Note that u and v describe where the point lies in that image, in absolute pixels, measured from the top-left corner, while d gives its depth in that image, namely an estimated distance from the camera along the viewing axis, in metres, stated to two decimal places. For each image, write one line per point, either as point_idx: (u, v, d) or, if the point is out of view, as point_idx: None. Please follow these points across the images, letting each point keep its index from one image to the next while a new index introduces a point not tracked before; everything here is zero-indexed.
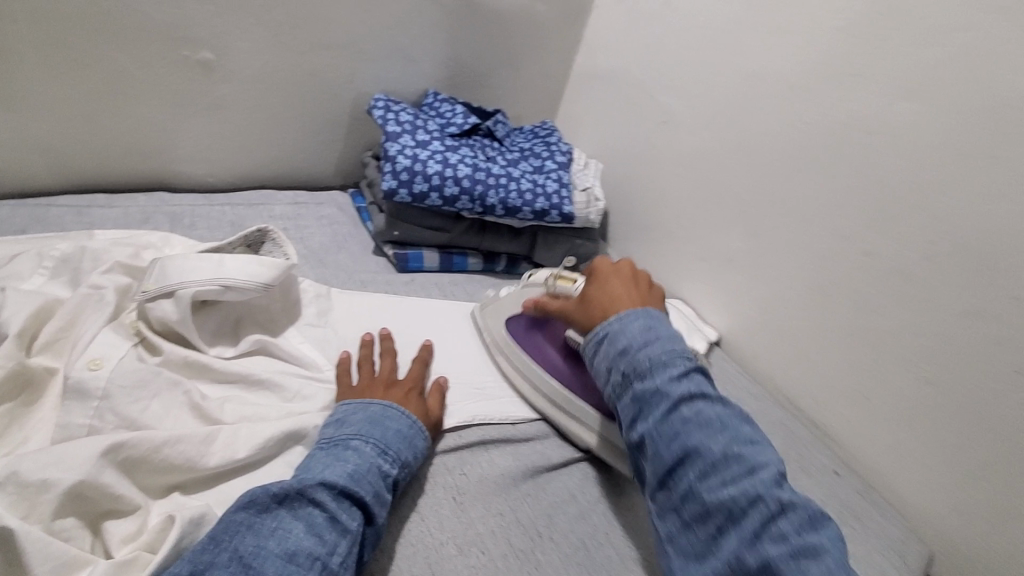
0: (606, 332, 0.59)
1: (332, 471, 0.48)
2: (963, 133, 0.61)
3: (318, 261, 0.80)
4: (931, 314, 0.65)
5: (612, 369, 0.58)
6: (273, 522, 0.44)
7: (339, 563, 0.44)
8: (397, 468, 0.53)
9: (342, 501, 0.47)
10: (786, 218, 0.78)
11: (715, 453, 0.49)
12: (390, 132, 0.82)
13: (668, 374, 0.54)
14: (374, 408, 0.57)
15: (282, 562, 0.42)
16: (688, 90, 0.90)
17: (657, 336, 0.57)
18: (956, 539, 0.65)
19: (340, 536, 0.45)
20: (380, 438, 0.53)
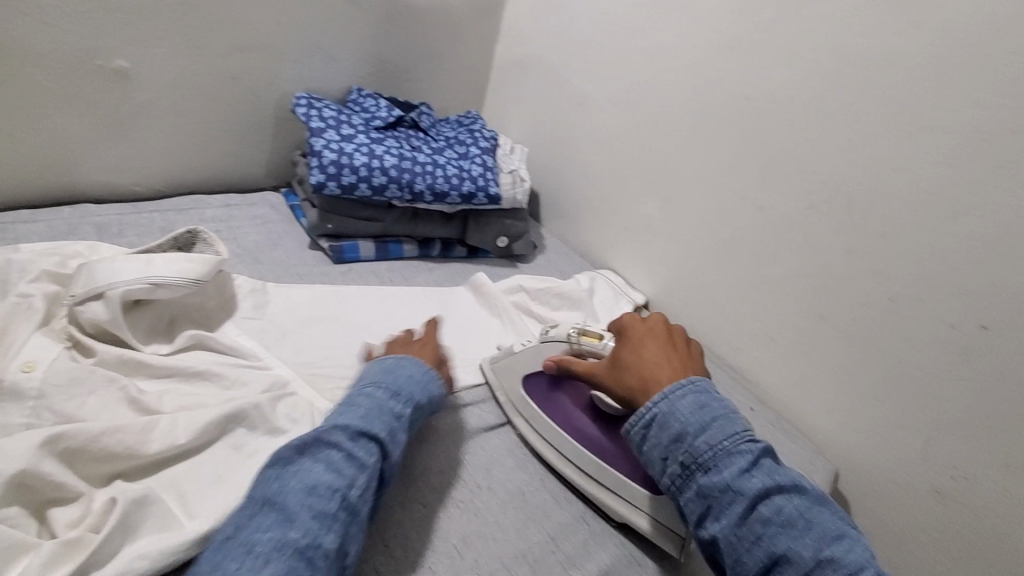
0: (656, 417, 0.56)
1: (348, 418, 0.53)
2: (825, 91, 0.71)
3: (252, 259, 0.82)
4: (814, 257, 0.75)
5: (669, 459, 0.55)
6: (296, 465, 0.49)
7: (357, 495, 0.49)
8: (408, 410, 0.58)
9: (358, 439, 0.52)
10: (693, 184, 0.87)
11: (806, 559, 0.48)
12: (314, 128, 0.84)
13: (736, 468, 0.52)
14: (388, 360, 0.64)
15: (303, 494, 0.47)
16: (599, 73, 0.96)
17: (714, 419, 0.55)
18: (851, 450, 0.76)
19: (357, 470, 0.50)
20: (391, 384, 0.59)
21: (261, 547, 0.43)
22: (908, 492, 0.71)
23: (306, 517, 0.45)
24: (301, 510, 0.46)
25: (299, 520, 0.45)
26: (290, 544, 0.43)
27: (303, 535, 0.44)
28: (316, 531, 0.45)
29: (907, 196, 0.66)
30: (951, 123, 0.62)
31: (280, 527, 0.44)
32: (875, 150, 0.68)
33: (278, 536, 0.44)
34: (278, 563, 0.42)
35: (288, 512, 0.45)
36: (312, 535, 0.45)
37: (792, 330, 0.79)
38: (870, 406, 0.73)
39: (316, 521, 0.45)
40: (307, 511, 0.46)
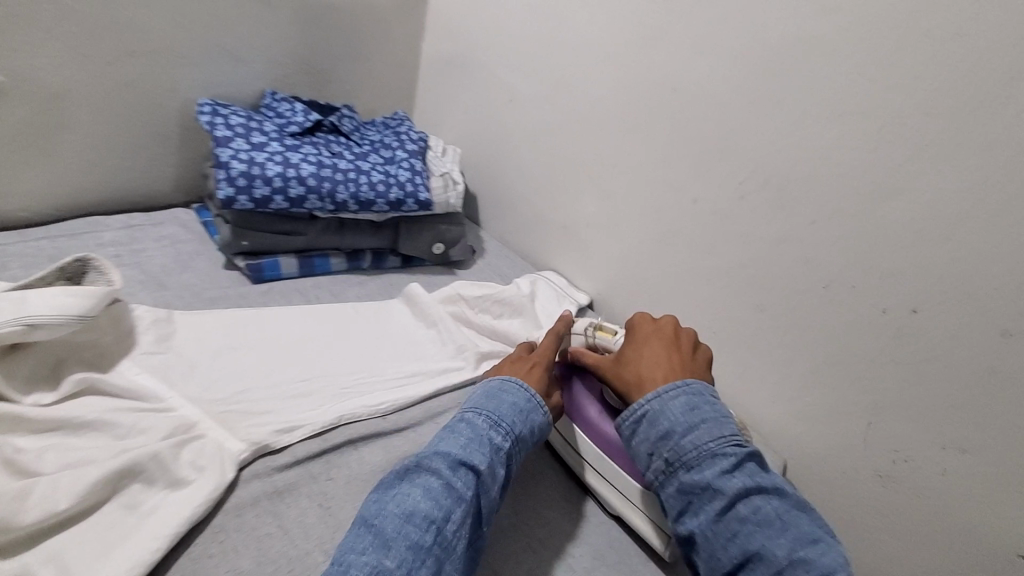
0: (646, 413, 0.55)
1: (449, 445, 0.53)
2: (752, 79, 0.69)
3: (158, 285, 0.75)
4: (751, 249, 0.74)
5: (654, 455, 0.54)
6: (397, 490, 0.49)
7: (452, 529, 0.47)
8: (510, 441, 0.56)
9: (456, 468, 0.51)
10: (629, 179, 0.84)
11: (779, 559, 0.48)
12: (220, 137, 0.77)
13: (717, 468, 0.51)
14: (494, 381, 0.62)
15: (400, 522, 0.46)
16: (528, 68, 0.93)
17: (704, 420, 0.53)
18: (795, 439, 0.76)
19: (454, 502, 0.49)
20: (493, 411, 0.58)
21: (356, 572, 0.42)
22: (852, 477, 0.71)
23: (403, 546, 0.45)
24: (397, 538, 0.45)
25: (395, 548, 0.44)
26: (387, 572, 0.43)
27: (399, 566, 0.43)
28: (411, 562, 0.44)
29: (835, 183, 0.65)
30: (872, 108, 0.61)
31: (376, 554, 0.44)
32: (803, 138, 0.67)
33: (373, 563, 0.43)
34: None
35: (385, 539, 0.45)
36: (407, 566, 0.44)
37: (734, 323, 0.78)
38: (812, 394, 0.73)
39: (410, 553, 0.44)
40: (403, 540, 0.45)
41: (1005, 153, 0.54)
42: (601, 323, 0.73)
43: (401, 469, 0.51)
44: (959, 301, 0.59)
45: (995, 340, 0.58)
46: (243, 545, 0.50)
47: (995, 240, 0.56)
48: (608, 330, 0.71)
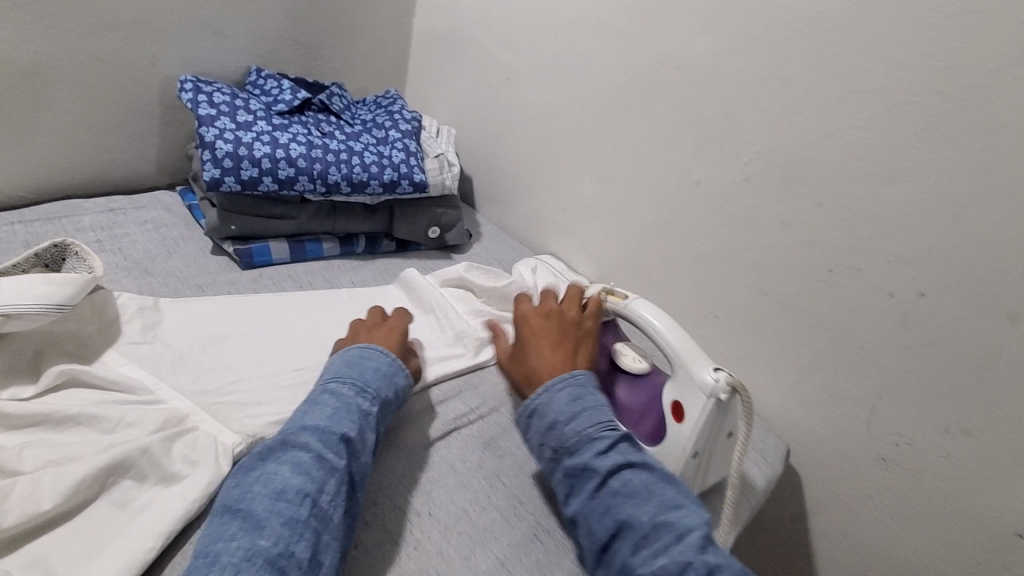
0: (534, 407, 0.57)
1: (315, 420, 0.53)
2: (757, 58, 0.67)
3: (142, 271, 0.71)
4: (757, 231, 0.72)
5: (543, 446, 0.56)
6: (262, 469, 0.48)
7: (328, 499, 0.47)
8: (376, 405, 0.57)
9: (326, 441, 0.51)
10: (629, 161, 0.82)
11: (645, 522, 0.48)
12: (203, 116, 0.73)
13: (594, 449, 0.53)
14: (354, 350, 0.62)
15: (271, 501, 0.45)
16: (523, 45, 0.89)
17: (585, 409, 0.55)
18: (797, 422, 0.75)
19: (327, 474, 0.49)
20: (356, 379, 0.58)
21: (227, 557, 0.41)
22: (854, 460, 0.71)
23: (276, 524, 0.44)
24: (270, 518, 0.44)
25: (269, 527, 0.44)
26: (260, 552, 0.42)
27: (274, 544, 0.43)
28: (286, 540, 0.43)
29: (843, 163, 0.64)
30: (880, 87, 0.59)
31: (248, 536, 0.43)
32: (812, 117, 0.65)
33: (246, 546, 0.42)
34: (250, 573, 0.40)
35: (255, 520, 0.44)
36: (283, 543, 0.43)
37: (737, 308, 0.77)
38: (815, 378, 0.72)
39: (284, 530, 0.44)
40: (276, 519, 0.44)
41: (1016, 133, 0.53)
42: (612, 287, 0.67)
43: (264, 450, 0.50)
44: (965, 284, 0.59)
45: (1001, 322, 0.58)
46: None
47: (1003, 220, 0.55)
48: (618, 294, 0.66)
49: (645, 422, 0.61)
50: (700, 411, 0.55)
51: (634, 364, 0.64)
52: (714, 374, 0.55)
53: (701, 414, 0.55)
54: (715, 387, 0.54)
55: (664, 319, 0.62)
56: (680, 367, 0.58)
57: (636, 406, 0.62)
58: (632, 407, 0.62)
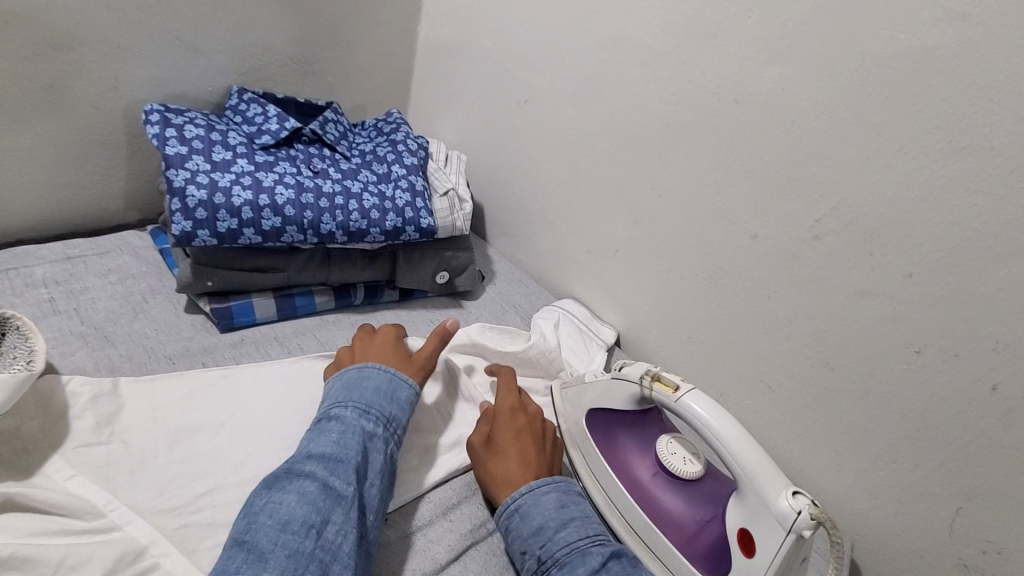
0: (517, 507, 0.53)
1: (321, 445, 0.48)
2: (838, 98, 0.56)
3: (102, 339, 0.61)
4: (826, 299, 0.62)
5: (526, 554, 0.51)
6: (267, 497, 0.44)
7: (335, 529, 0.43)
8: (383, 424, 0.52)
9: (332, 468, 0.47)
10: (669, 206, 0.71)
11: None
12: (171, 155, 0.62)
13: (588, 565, 0.48)
14: (351, 371, 0.56)
15: (275, 533, 0.41)
16: (547, 64, 0.78)
17: (573, 518, 0.52)
18: (861, 513, 0.66)
19: (334, 503, 0.44)
20: (361, 397, 0.53)
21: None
22: (929, 563, 0.62)
23: (280, 558, 0.40)
24: (274, 551, 0.40)
25: (272, 561, 0.40)
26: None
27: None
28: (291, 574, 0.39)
29: (942, 231, 0.53)
30: (1000, 145, 0.48)
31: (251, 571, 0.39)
32: (903, 174, 0.54)
33: None
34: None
35: (259, 554, 0.40)
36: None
37: (795, 380, 0.67)
38: (887, 468, 0.62)
39: (290, 564, 0.40)
40: (281, 551, 0.40)
41: None
42: (659, 371, 0.58)
43: (269, 479, 0.45)
44: None
45: None
46: None
47: None
48: (668, 381, 0.57)
49: (701, 542, 0.53)
50: (776, 552, 0.46)
51: (683, 469, 0.57)
52: (793, 500, 0.46)
53: (779, 550, 0.46)
54: (798, 522, 0.46)
55: (721, 417, 0.52)
56: (748, 486, 0.49)
57: (688, 521, 0.55)
58: (682, 521, 0.55)
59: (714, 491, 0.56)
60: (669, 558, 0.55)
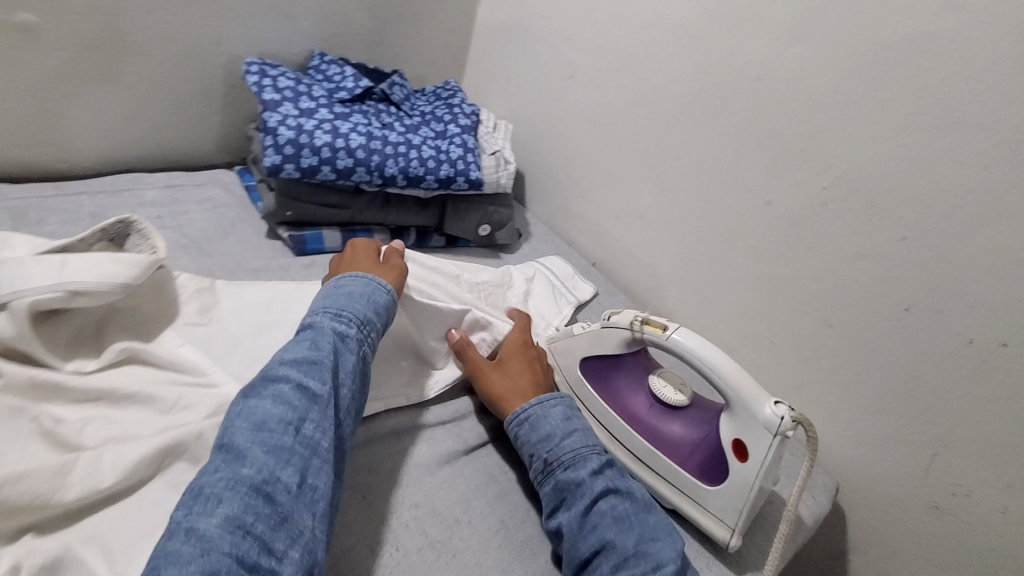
0: (528, 417, 0.60)
1: (294, 352, 0.51)
2: (849, 77, 0.63)
3: (199, 251, 0.72)
4: (827, 260, 0.69)
5: (534, 456, 0.58)
6: (245, 403, 0.47)
7: (312, 426, 0.47)
8: (356, 326, 0.56)
9: (305, 371, 0.50)
10: (692, 174, 0.79)
11: (627, 547, 0.50)
12: (267, 100, 0.73)
13: (588, 467, 0.56)
14: (330, 283, 0.61)
15: (251, 433, 0.44)
16: (592, 45, 0.87)
17: (576, 429, 0.60)
18: (848, 458, 0.72)
19: (309, 402, 0.48)
20: (333, 308, 0.56)
21: (210, 489, 0.41)
22: (905, 506, 0.68)
23: (258, 454, 0.43)
24: (251, 448, 0.43)
25: (250, 457, 0.43)
26: (242, 481, 0.41)
27: (258, 472, 0.42)
28: (271, 467, 0.43)
29: (932, 199, 0.60)
30: (987, 121, 0.55)
31: (231, 467, 0.42)
32: (902, 146, 0.61)
33: (229, 476, 0.41)
34: (233, 503, 0.40)
35: (237, 452, 0.43)
36: (267, 471, 0.43)
37: (794, 336, 0.74)
38: (873, 417, 0.69)
39: (270, 457, 0.43)
40: (258, 448, 0.44)
41: None
42: (646, 315, 0.63)
43: (244, 387, 0.48)
44: None
45: None
46: None
47: None
48: (655, 322, 0.62)
49: (696, 458, 0.60)
50: (765, 450, 0.55)
51: (676, 397, 0.64)
52: (775, 408, 0.55)
53: (768, 452, 0.55)
54: (781, 425, 0.54)
55: (708, 349, 0.58)
56: (736, 403, 0.56)
57: (686, 442, 0.61)
58: (681, 444, 0.61)
59: (702, 414, 0.62)
60: (670, 474, 0.61)
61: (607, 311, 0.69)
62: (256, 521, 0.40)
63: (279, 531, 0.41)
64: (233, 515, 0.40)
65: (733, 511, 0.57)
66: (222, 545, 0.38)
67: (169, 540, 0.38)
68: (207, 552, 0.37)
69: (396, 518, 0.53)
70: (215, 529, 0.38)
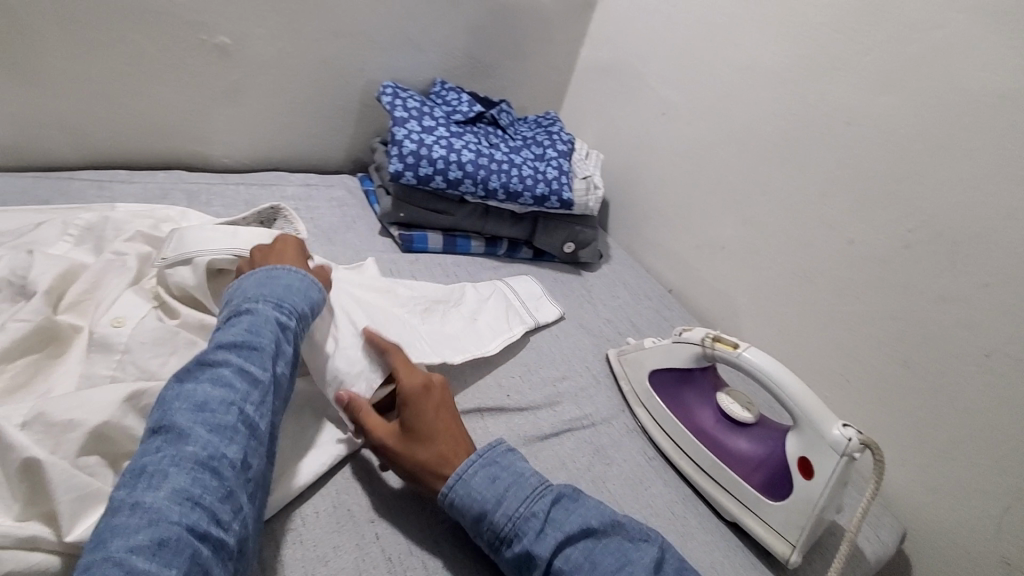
0: (453, 502, 0.51)
1: (231, 336, 0.48)
2: (938, 125, 0.66)
3: (327, 240, 0.84)
4: (908, 301, 0.70)
5: (477, 537, 0.51)
6: (180, 386, 0.44)
7: (253, 409, 0.45)
8: (295, 318, 0.53)
9: (245, 355, 0.47)
10: (775, 210, 0.83)
11: None
12: (397, 117, 0.85)
13: (532, 533, 0.49)
14: (259, 272, 0.56)
15: (192, 413, 0.42)
16: (686, 85, 0.94)
17: (506, 488, 0.51)
18: (918, 505, 0.71)
19: (250, 385, 0.46)
20: (274, 296, 0.53)
21: (154, 466, 0.39)
22: (977, 560, 0.66)
23: (202, 431, 0.42)
24: (194, 427, 0.41)
25: (194, 435, 0.41)
26: (186, 458, 0.40)
27: (202, 448, 0.41)
28: (215, 443, 0.41)
29: (1020, 246, 0.61)
30: None
31: (173, 445, 0.40)
32: (991, 194, 0.63)
33: (172, 454, 0.40)
34: (179, 477, 0.39)
35: (177, 431, 0.41)
36: (212, 447, 0.41)
37: (870, 374, 0.74)
38: (947, 463, 0.68)
39: (213, 436, 0.42)
40: (201, 427, 0.42)
41: None
42: (717, 333, 0.66)
43: (178, 371, 0.45)
44: None
45: None
46: (386, 477, 0.57)
47: None
48: (727, 340, 0.66)
49: (760, 475, 0.62)
50: (832, 470, 0.56)
51: (743, 415, 0.66)
52: (843, 430, 0.57)
53: (834, 472, 0.56)
54: (848, 446, 0.56)
55: (779, 369, 0.61)
56: (804, 422, 0.59)
57: (752, 457, 0.63)
58: (747, 458, 0.64)
59: (768, 433, 0.65)
60: (736, 488, 0.63)
61: (679, 328, 0.72)
62: (204, 493, 0.39)
63: (226, 504, 0.40)
64: (182, 488, 0.39)
65: (794, 526, 0.59)
66: (169, 515, 0.37)
67: (113, 517, 0.36)
68: (155, 522, 0.36)
69: None
70: (163, 501, 0.38)
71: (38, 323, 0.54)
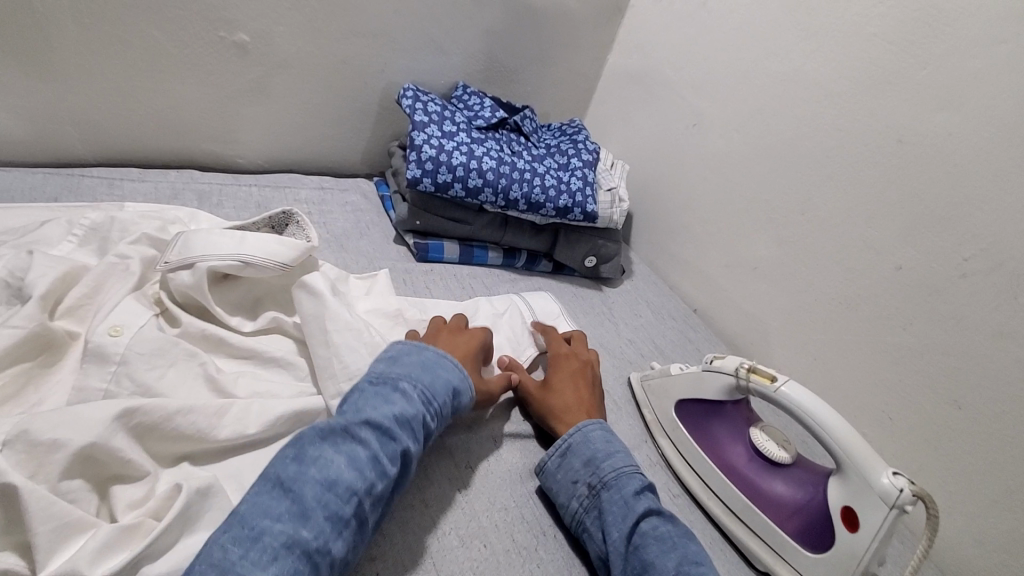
0: (570, 444, 0.58)
1: (381, 414, 0.47)
2: (1003, 146, 0.60)
3: (338, 246, 0.81)
4: (962, 335, 0.64)
5: (577, 481, 0.56)
6: (319, 450, 0.44)
7: (371, 504, 0.43)
8: (436, 419, 0.52)
9: (385, 442, 0.46)
10: (813, 230, 0.78)
11: (668, 569, 0.47)
12: (417, 121, 0.82)
13: (631, 487, 0.54)
14: (428, 354, 0.56)
15: (320, 490, 0.41)
16: (720, 96, 0.89)
17: (618, 450, 0.58)
18: (966, 558, 0.65)
19: (377, 477, 0.44)
20: (428, 388, 0.52)
21: (268, 540, 0.38)
22: None
23: (320, 517, 0.40)
24: (316, 508, 0.41)
25: (313, 519, 0.40)
26: (299, 543, 0.39)
27: (315, 536, 0.39)
28: (327, 534, 0.40)
29: None
30: None
31: (290, 522, 0.40)
32: None
33: (288, 533, 0.39)
34: (285, 564, 0.38)
35: (302, 508, 0.40)
36: (323, 538, 0.40)
37: (916, 413, 0.69)
38: (1002, 516, 0.62)
39: (328, 526, 0.40)
40: (322, 510, 0.41)
41: None
42: (754, 364, 0.61)
43: (322, 429, 0.45)
44: None
45: None
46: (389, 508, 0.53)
47: None
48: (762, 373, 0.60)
49: (797, 522, 0.57)
50: (880, 524, 0.51)
51: (777, 454, 0.61)
52: (894, 479, 0.51)
53: (882, 526, 0.51)
54: (901, 498, 0.50)
55: (823, 408, 0.55)
56: (850, 467, 0.54)
57: (788, 502, 0.58)
58: (783, 502, 0.58)
59: (806, 475, 0.60)
60: (769, 534, 0.58)
61: (709, 356, 0.67)
62: None
63: None
64: None
65: None
66: None
67: None
68: None
69: (488, 517, 0.55)
70: None
71: (32, 331, 0.50)
